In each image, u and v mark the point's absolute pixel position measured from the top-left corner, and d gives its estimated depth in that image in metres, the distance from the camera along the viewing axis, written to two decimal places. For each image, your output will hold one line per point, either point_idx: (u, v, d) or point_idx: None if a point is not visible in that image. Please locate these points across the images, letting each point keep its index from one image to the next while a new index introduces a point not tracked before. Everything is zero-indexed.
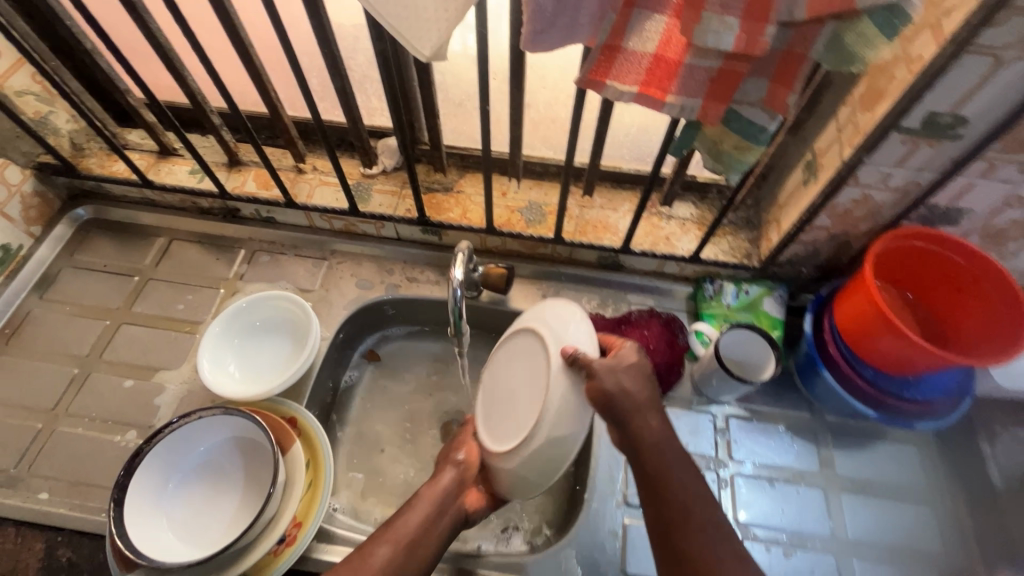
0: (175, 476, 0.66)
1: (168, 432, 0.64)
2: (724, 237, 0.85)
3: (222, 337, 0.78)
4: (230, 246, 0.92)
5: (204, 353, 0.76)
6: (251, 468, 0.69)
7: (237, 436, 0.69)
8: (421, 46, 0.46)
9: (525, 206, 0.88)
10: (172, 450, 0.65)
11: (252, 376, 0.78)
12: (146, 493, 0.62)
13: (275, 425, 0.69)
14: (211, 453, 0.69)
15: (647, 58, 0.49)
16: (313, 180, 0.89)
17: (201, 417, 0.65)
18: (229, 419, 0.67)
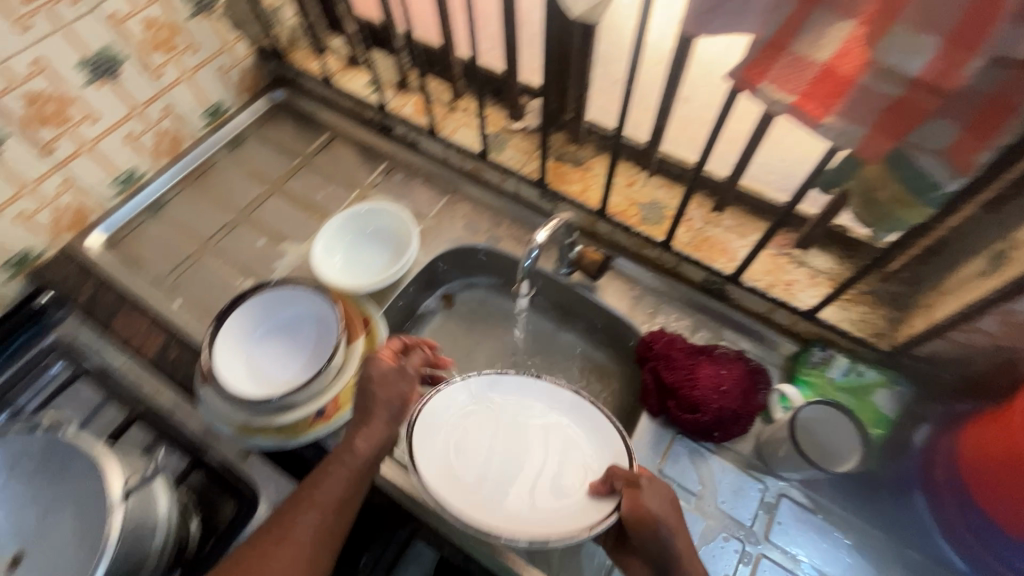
0: (262, 327, 0.79)
1: (265, 289, 0.77)
2: (856, 304, 0.75)
3: (340, 231, 0.89)
4: (375, 156, 1.02)
5: (321, 239, 0.87)
6: (318, 345, 0.79)
7: (316, 314, 0.80)
8: (575, 3, 0.47)
9: (647, 203, 0.84)
10: (266, 305, 0.78)
11: (351, 270, 0.87)
12: (239, 328, 0.76)
13: (348, 316, 0.77)
14: (293, 321, 0.80)
15: (814, 69, 0.43)
16: (461, 120, 0.95)
17: (295, 287, 0.77)
18: (314, 298, 0.78)
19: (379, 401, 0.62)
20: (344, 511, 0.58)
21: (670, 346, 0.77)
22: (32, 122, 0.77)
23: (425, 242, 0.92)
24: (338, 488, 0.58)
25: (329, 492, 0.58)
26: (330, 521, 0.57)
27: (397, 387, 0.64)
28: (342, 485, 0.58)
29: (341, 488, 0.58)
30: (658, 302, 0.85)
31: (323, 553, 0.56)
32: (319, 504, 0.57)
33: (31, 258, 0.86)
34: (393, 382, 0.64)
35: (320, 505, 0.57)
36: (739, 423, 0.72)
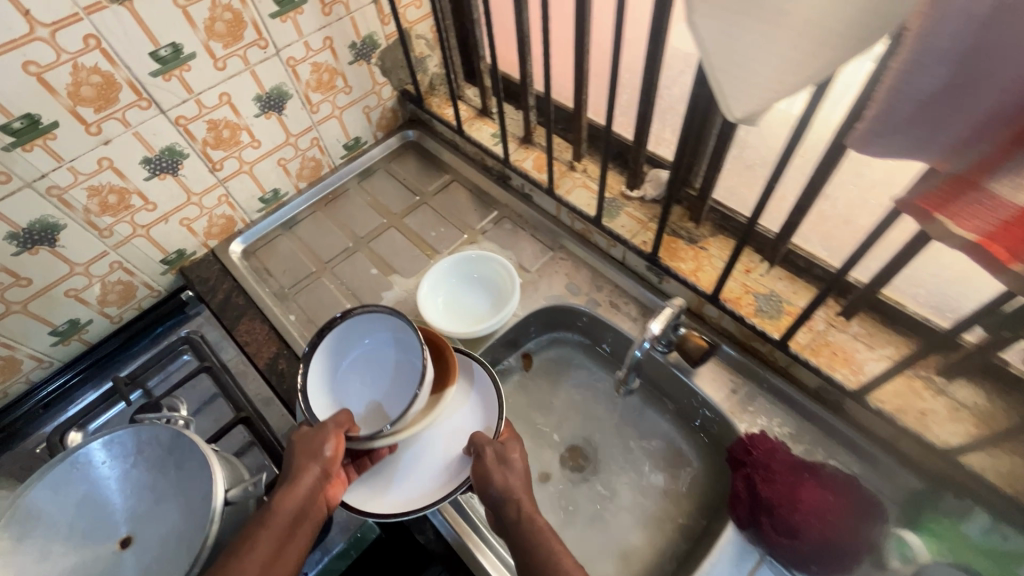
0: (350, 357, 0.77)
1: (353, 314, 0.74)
2: (1007, 455, 0.65)
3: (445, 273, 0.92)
4: (489, 204, 1.06)
5: (428, 279, 0.91)
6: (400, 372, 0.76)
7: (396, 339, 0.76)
8: (735, 107, 0.45)
9: (764, 294, 0.80)
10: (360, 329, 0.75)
11: (451, 314, 0.90)
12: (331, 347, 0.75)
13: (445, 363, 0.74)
14: (380, 349, 0.77)
15: (1009, 211, 0.39)
16: (577, 180, 0.96)
17: (385, 315, 0.74)
18: (399, 326, 0.74)
19: (301, 453, 0.62)
20: (298, 528, 0.59)
21: (767, 456, 0.71)
22: (209, 144, 0.89)
23: (523, 296, 0.93)
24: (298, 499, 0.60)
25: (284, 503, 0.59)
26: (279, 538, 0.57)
27: (320, 442, 0.63)
28: (298, 497, 0.60)
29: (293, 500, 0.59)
30: (760, 401, 0.78)
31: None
32: (274, 512, 0.58)
33: (184, 256, 0.98)
34: (313, 439, 0.63)
35: (277, 519, 0.58)
36: (842, 560, 0.64)
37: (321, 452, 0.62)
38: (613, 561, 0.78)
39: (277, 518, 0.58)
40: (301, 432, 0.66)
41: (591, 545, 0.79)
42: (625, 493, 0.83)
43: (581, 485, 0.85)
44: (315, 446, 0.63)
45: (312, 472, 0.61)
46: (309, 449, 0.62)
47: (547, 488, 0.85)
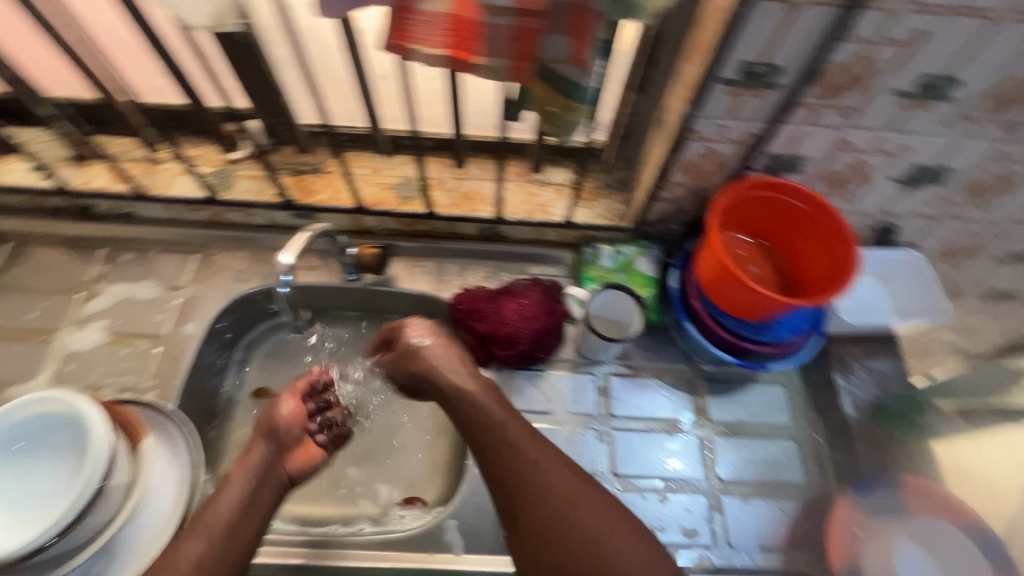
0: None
1: None
2: (599, 200, 0.87)
3: None
4: (88, 246, 0.86)
5: None
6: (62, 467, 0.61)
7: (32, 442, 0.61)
8: (197, 14, 0.47)
9: (399, 181, 0.86)
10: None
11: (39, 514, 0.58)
12: None
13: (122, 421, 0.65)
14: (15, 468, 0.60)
15: (445, 19, 0.48)
16: (170, 169, 0.85)
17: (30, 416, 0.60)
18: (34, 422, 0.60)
19: (275, 434, 0.68)
20: (240, 530, 0.60)
21: (476, 294, 0.82)
22: None
23: (192, 312, 0.82)
24: (233, 508, 0.60)
25: (216, 516, 0.59)
26: (218, 549, 0.57)
27: (291, 430, 0.70)
28: (235, 503, 0.61)
29: (226, 510, 0.60)
30: (450, 266, 0.89)
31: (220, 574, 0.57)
32: (204, 528, 0.58)
33: None
34: (279, 426, 0.69)
35: (223, 526, 0.59)
36: (552, 335, 0.80)
37: (248, 468, 0.64)
38: (426, 469, 0.82)
39: (209, 529, 0.58)
40: (267, 416, 0.70)
41: (402, 473, 0.82)
42: (407, 412, 0.86)
43: (367, 436, 0.84)
44: (263, 455, 0.66)
45: (242, 483, 0.63)
46: (258, 451, 0.66)
47: (336, 462, 0.82)
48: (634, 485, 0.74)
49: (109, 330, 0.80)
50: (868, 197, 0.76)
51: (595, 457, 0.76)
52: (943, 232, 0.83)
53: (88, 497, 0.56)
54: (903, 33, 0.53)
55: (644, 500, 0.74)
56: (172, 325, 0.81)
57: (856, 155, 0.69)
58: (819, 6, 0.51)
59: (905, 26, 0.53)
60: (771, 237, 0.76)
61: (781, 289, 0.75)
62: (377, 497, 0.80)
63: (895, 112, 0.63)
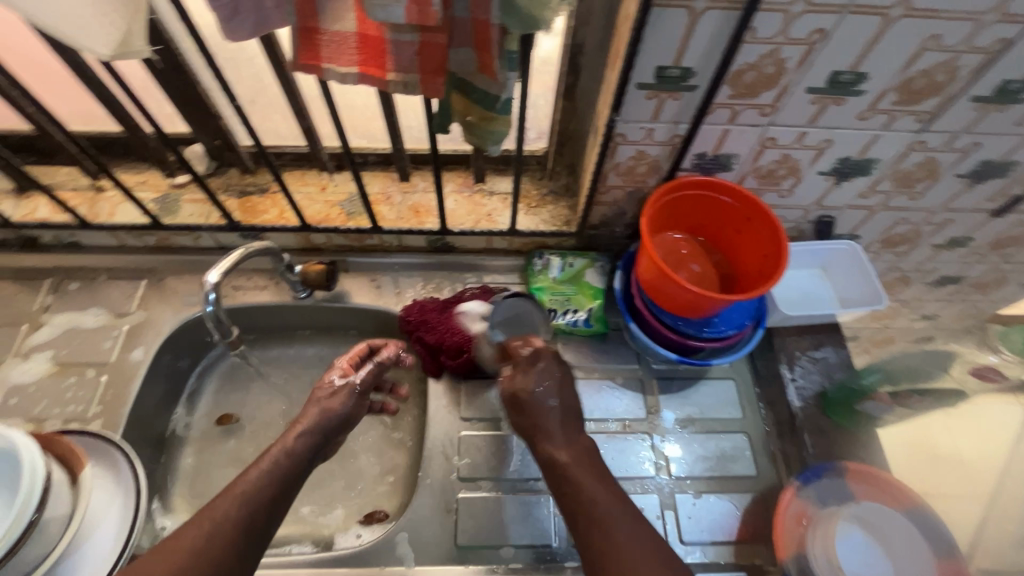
0: None
1: None
2: (544, 207, 0.88)
3: None
4: (34, 277, 0.86)
5: None
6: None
7: None
8: (96, 45, 0.45)
9: (346, 198, 0.87)
10: None
11: None
12: None
13: (62, 452, 0.65)
14: None
15: (353, 37, 0.49)
16: (114, 197, 0.85)
17: None
18: None
19: (315, 404, 0.66)
20: (268, 507, 0.56)
21: (427, 308, 0.82)
22: None
23: (139, 339, 0.82)
24: (263, 477, 0.57)
25: (253, 477, 0.57)
26: (247, 514, 0.54)
27: (337, 398, 0.66)
28: (265, 472, 0.58)
29: (268, 476, 0.57)
30: (401, 280, 0.89)
31: (246, 546, 0.53)
32: (240, 493, 0.55)
33: None
34: (330, 396, 0.67)
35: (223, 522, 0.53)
36: None
37: (293, 449, 0.61)
38: (382, 484, 0.82)
39: (245, 493, 0.55)
40: (319, 390, 0.67)
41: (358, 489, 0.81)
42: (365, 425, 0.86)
43: None
44: (318, 427, 0.64)
45: (290, 450, 0.61)
46: (309, 421, 0.64)
47: None
48: None
49: (53, 360, 0.79)
50: (801, 191, 0.78)
51: None
52: (879, 222, 0.85)
53: (20, 530, 0.55)
54: (805, 32, 0.55)
55: None
56: (118, 352, 0.80)
57: (782, 151, 0.71)
58: (717, 11, 0.53)
59: (803, 26, 0.55)
60: (708, 233, 0.77)
61: (721, 285, 0.77)
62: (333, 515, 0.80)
63: (811, 108, 0.64)
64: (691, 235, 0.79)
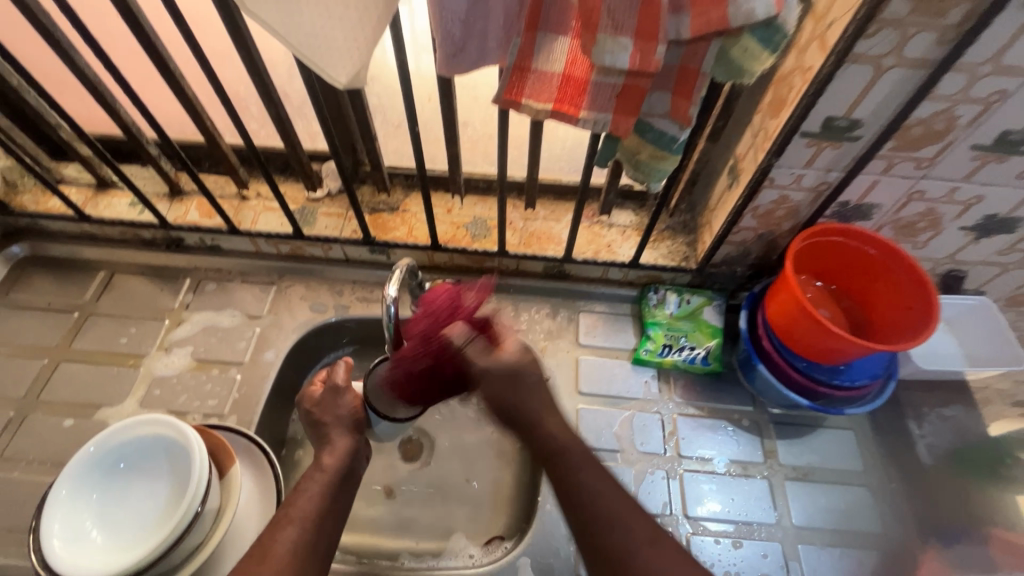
0: (95, 503, 0.60)
1: (67, 468, 0.59)
2: (663, 241, 0.89)
3: (75, 491, 0.59)
4: (175, 276, 0.91)
5: (54, 514, 0.58)
6: (161, 485, 0.62)
7: (131, 460, 0.62)
8: (337, 74, 0.49)
9: (470, 221, 0.90)
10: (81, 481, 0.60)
11: (138, 533, 0.59)
12: (68, 516, 0.58)
13: (213, 446, 0.67)
14: (118, 487, 0.61)
15: (557, 77, 0.51)
16: (257, 206, 0.90)
17: (135, 435, 0.61)
18: (144, 442, 0.62)
19: (329, 424, 0.65)
20: (323, 522, 0.57)
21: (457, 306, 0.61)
22: None
23: (270, 341, 0.85)
24: (315, 500, 0.58)
25: (306, 505, 0.57)
26: (312, 537, 0.55)
27: (341, 405, 0.67)
28: (313, 501, 0.58)
29: (316, 500, 0.58)
30: (516, 303, 0.91)
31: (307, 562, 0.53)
32: (298, 518, 0.56)
33: None
34: (331, 405, 0.66)
35: (306, 517, 0.56)
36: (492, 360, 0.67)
37: (326, 466, 0.61)
38: (489, 505, 0.82)
39: (303, 519, 0.56)
40: (307, 402, 0.68)
41: (467, 508, 0.82)
42: (473, 445, 0.87)
43: (434, 469, 0.85)
44: (342, 457, 0.62)
45: (326, 480, 0.60)
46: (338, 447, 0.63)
47: (398, 496, 0.83)
48: (705, 528, 0.73)
49: (192, 356, 0.83)
50: (936, 245, 0.77)
51: (664, 495, 0.75)
52: (1010, 281, 0.83)
53: (185, 523, 0.57)
54: (985, 93, 0.56)
55: (717, 545, 0.72)
56: (252, 353, 0.84)
57: (928, 205, 0.71)
58: (901, 68, 0.55)
59: (985, 86, 0.56)
60: (843, 282, 0.77)
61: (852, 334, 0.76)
62: (441, 531, 0.80)
63: (970, 164, 0.64)
64: (818, 280, 0.79)
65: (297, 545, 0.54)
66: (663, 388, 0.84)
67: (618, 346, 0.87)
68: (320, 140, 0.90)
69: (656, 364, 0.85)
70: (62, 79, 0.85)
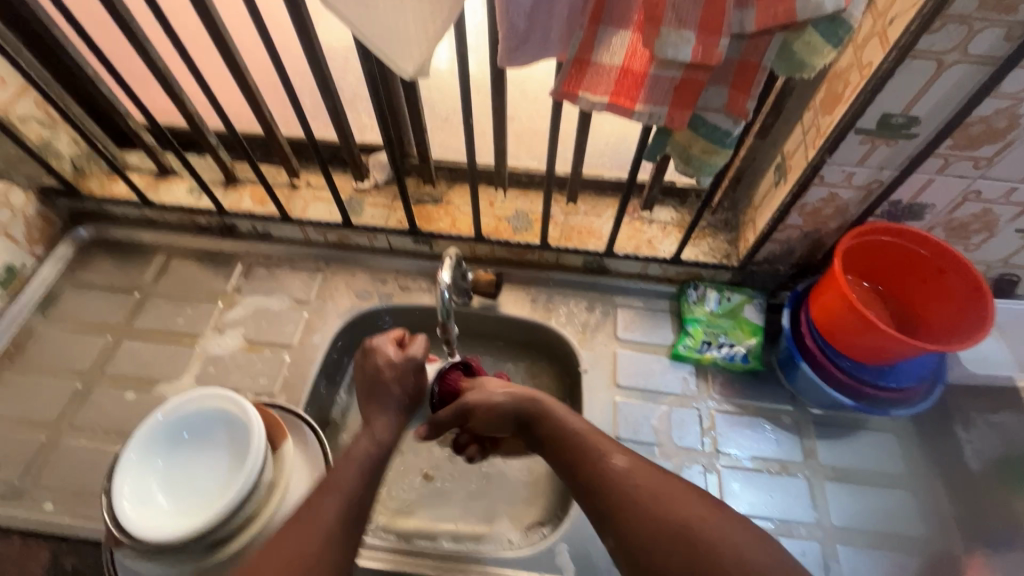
0: (161, 470, 0.63)
1: (135, 436, 0.63)
2: (704, 238, 0.89)
3: (142, 458, 0.63)
4: (228, 261, 0.95)
5: (124, 479, 0.61)
6: (220, 456, 0.65)
7: (192, 430, 0.65)
8: (404, 65, 0.51)
9: (513, 214, 0.91)
10: (147, 448, 0.63)
11: (199, 501, 0.62)
12: (136, 481, 0.61)
13: (267, 422, 0.70)
14: (180, 457, 0.65)
15: (615, 71, 0.52)
16: (307, 196, 0.93)
17: (197, 407, 0.65)
18: (204, 414, 0.65)
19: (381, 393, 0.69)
20: (364, 496, 0.60)
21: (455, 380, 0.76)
22: None
23: (316, 326, 0.89)
24: (355, 472, 0.61)
25: (347, 476, 0.61)
26: (351, 509, 0.58)
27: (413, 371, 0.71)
28: (359, 474, 0.61)
29: (357, 471, 0.61)
30: (554, 296, 0.92)
31: (349, 530, 0.57)
32: (336, 486, 0.59)
33: None
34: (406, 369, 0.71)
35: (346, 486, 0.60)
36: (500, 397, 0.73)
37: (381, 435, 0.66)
38: (524, 494, 0.83)
39: (342, 491, 0.59)
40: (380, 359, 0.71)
41: (503, 494, 0.83)
42: None
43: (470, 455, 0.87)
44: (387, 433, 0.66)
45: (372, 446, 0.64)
46: (390, 422, 0.67)
47: (436, 480, 0.85)
48: None
49: (244, 337, 0.87)
50: (989, 247, 0.76)
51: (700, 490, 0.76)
52: None
53: (245, 491, 0.60)
54: None
55: None
56: (300, 336, 0.87)
57: (984, 206, 0.70)
58: (965, 64, 0.54)
59: None
60: (891, 283, 0.76)
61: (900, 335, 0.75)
62: (477, 516, 0.82)
63: None
64: (866, 281, 0.78)
65: (338, 515, 0.57)
66: (701, 384, 0.84)
67: (656, 341, 0.88)
68: (370, 132, 0.93)
69: (694, 360, 0.85)
70: (137, 72, 0.91)
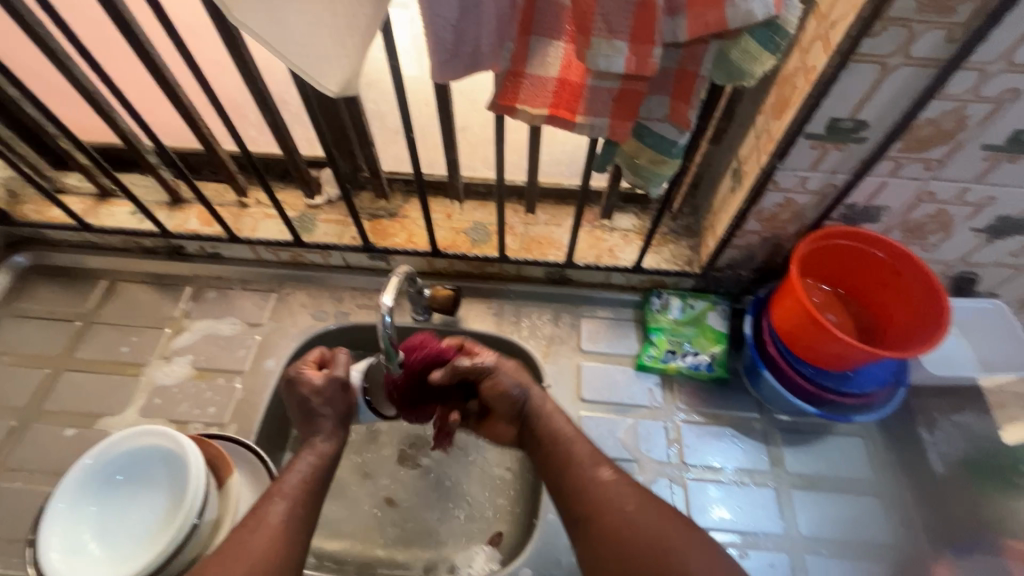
0: (92, 516, 0.60)
1: (60, 484, 0.59)
2: (665, 245, 0.88)
3: (70, 507, 0.59)
4: (175, 284, 0.91)
5: (52, 531, 0.58)
6: (157, 497, 0.61)
7: (125, 470, 0.62)
8: (327, 82, 0.48)
9: (471, 226, 0.89)
10: (74, 495, 0.60)
11: (136, 546, 0.59)
12: (66, 531, 0.58)
13: (210, 456, 0.66)
14: (113, 500, 0.61)
15: (552, 82, 0.50)
16: (256, 214, 0.90)
17: (125, 446, 0.61)
18: (136, 453, 0.61)
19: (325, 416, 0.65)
20: (308, 503, 0.59)
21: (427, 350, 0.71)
22: None
23: (269, 349, 0.85)
24: (302, 474, 0.61)
25: (292, 481, 0.60)
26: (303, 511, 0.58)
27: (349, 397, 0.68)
28: (302, 482, 0.60)
29: (302, 474, 0.61)
30: (516, 308, 0.90)
31: (296, 535, 0.56)
32: (288, 491, 0.58)
33: None
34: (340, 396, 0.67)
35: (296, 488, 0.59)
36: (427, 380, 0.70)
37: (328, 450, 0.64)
38: (490, 516, 0.81)
39: (294, 494, 0.59)
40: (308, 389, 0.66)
41: (468, 517, 0.81)
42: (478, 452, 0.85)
43: (435, 478, 0.84)
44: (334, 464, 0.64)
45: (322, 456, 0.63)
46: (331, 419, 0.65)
47: (398, 505, 0.82)
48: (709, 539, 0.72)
49: (192, 365, 0.83)
50: (948, 246, 0.75)
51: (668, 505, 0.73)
52: None
53: (182, 535, 0.57)
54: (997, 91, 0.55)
55: None
56: (253, 361, 0.84)
57: (938, 206, 0.69)
58: (910, 66, 0.53)
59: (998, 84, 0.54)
60: (851, 286, 0.75)
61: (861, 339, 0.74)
62: (440, 542, 0.79)
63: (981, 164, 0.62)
64: (827, 285, 0.77)
65: (285, 519, 0.56)
66: (667, 395, 0.83)
67: (621, 352, 0.86)
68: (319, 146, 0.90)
69: (659, 370, 0.83)
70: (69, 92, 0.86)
